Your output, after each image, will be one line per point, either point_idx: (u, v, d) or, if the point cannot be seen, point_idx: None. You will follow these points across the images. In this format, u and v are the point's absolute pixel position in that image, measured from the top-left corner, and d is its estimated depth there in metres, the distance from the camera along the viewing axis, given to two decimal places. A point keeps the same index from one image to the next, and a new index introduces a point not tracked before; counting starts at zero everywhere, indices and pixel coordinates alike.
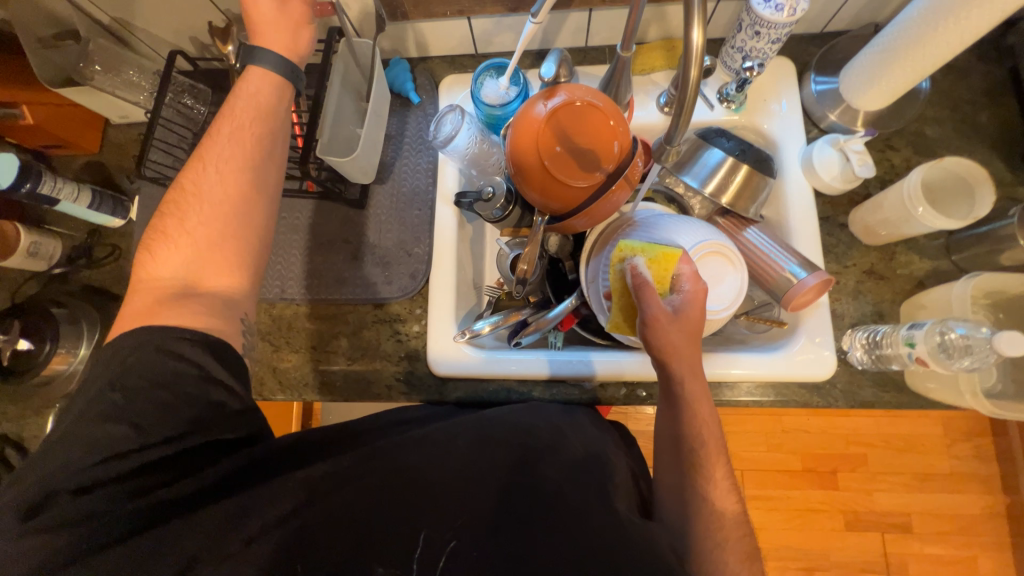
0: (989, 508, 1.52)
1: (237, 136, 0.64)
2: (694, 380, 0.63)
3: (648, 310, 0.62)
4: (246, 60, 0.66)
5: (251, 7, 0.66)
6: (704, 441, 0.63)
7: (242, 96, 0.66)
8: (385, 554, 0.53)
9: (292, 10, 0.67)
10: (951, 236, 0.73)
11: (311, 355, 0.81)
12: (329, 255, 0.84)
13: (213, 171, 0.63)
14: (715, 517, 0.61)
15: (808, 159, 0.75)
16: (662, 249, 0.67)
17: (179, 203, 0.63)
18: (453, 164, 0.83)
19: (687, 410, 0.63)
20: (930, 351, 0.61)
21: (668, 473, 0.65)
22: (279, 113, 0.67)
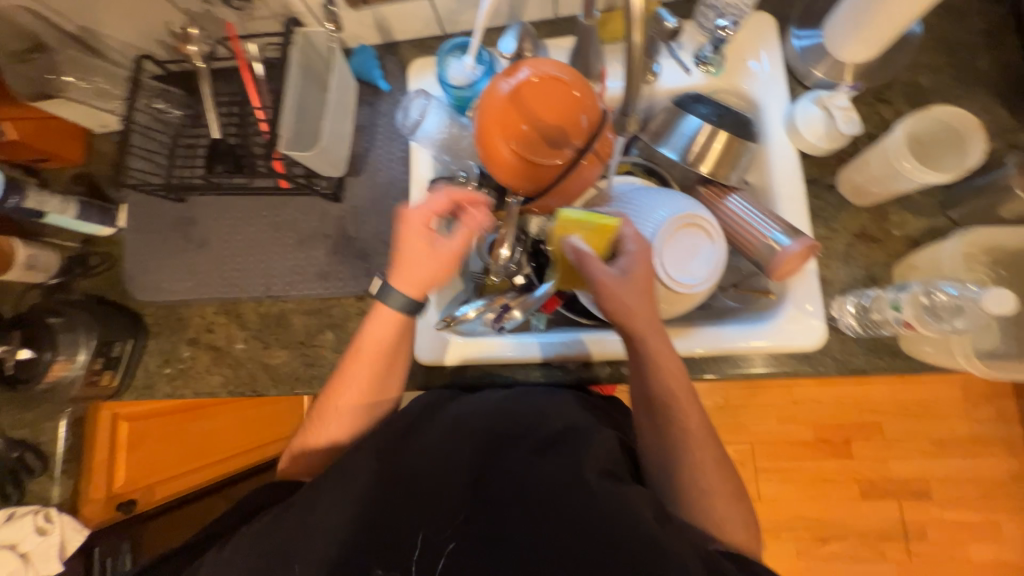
0: (1013, 472, 1.48)
1: (370, 369, 0.71)
2: (655, 338, 0.63)
3: (596, 279, 0.61)
4: (380, 300, 0.71)
5: (409, 266, 0.70)
6: (675, 394, 0.63)
7: (365, 338, 0.71)
8: (390, 559, 0.54)
9: (442, 250, 0.70)
10: (947, 191, 0.69)
11: (299, 350, 0.83)
12: (311, 251, 0.84)
13: (355, 398, 0.71)
14: (696, 465, 0.64)
15: (791, 120, 0.71)
16: (602, 221, 0.64)
17: (320, 416, 0.72)
18: (426, 152, 0.82)
19: (653, 367, 0.63)
20: (917, 314, 0.58)
21: (646, 433, 0.66)
22: (397, 356, 0.73)
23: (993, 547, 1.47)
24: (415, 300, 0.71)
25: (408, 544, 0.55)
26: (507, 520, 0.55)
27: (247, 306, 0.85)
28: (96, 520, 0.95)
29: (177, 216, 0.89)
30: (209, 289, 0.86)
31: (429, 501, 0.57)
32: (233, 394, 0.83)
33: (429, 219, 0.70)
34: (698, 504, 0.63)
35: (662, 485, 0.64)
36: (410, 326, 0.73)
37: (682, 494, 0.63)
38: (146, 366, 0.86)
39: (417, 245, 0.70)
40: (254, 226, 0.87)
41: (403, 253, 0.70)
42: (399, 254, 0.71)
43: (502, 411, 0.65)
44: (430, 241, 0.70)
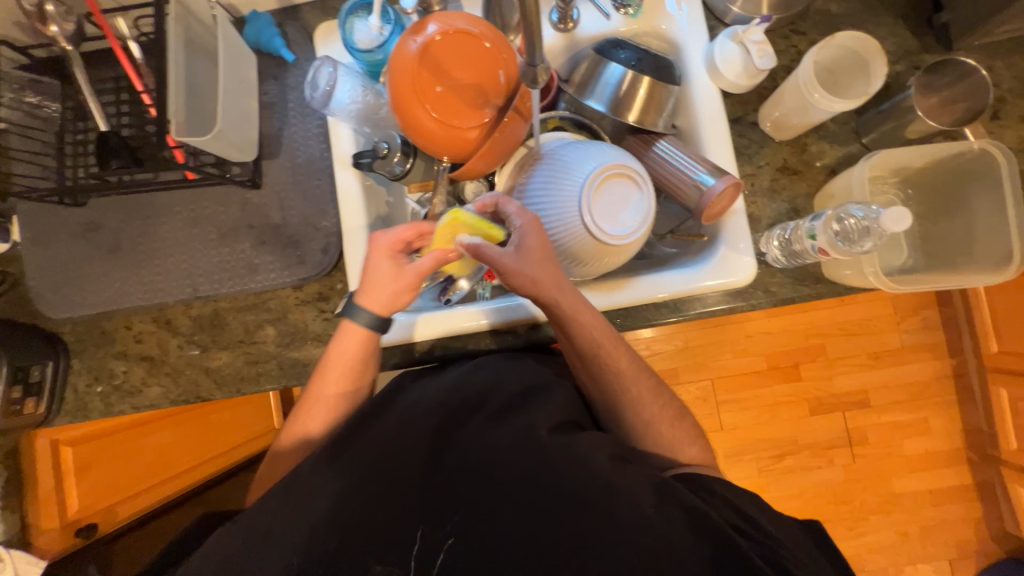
0: (937, 373, 1.64)
1: (339, 385, 0.67)
2: (570, 298, 0.63)
3: (499, 262, 0.61)
4: (344, 316, 0.66)
5: (373, 291, 0.65)
6: (601, 343, 0.64)
7: (333, 352, 0.67)
8: (387, 553, 0.54)
9: (408, 273, 0.65)
10: (859, 118, 0.72)
11: (240, 349, 0.79)
12: (236, 244, 0.79)
13: (326, 414, 0.67)
14: (638, 401, 0.66)
15: (711, 58, 0.71)
16: (495, 232, 0.66)
17: (295, 424, 0.68)
18: (345, 125, 0.76)
19: (574, 326, 0.63)
20: (830, 240, 0.60)
21: (592, 384, 0.69)
22: (371, 366, 0.69)
23: (923, 440, 1.65)
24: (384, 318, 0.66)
25: (407, 541, 0.55)
26: (464, 490, 0.56)
27: (176, 310, 0.80)
28: (55, 548, 0.91)
29: (78, 222, 0.81)
30: (129, 297, 0.79)
31: (393, 485, 0.56)
32: (176, 403, 0.79)
33: (397, 245, 0.66)
34: (648, 438, 0.65)
35: (612, 421, 0.69)
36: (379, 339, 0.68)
37: (633, 430, 0.66)
38: (75, 388, 0.80)
39: (383, 276, 0.65)
40: (168, 224, 0.80)
41: (368, 273, 0.66)
42: (365, 274, 0.66)
43: (460, 385, 0.64)
44: (395, 265, 0.66)
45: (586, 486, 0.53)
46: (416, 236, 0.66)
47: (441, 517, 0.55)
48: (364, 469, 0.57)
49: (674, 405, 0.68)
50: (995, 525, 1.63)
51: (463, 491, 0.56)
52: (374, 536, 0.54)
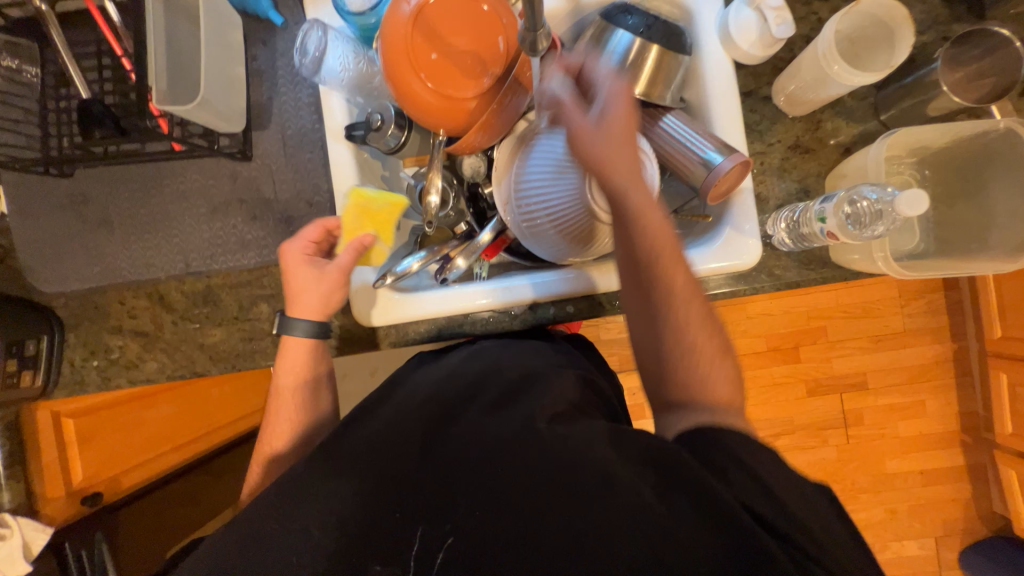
0: (938, 356, 1.63)
1: (295, 398, 0.70)
2: (637, 189, 0.59)
3: (570, 124, 0.61)
4: (282, 332, 0.70)
5: (301, 293, 0.70)
6: (659, 250, 0.58)
7: (280, 372, 0.71)
8: (387, 553, 0.52)
9: (332, 272, 0.69)
10: (879, 93, 0.68)
11: (235, 326, 0.78)
12: (227, 219, 0.77)
13: (291, 428, 0.69)
14: (682, 328, 0.59)
15: (725, 26, 0.66)
16: (395, 199, 0.72)
17: (266, 437, 0.70)
18: (337, 95, 0.72)
19: (634, 221, 0.59)
20: (840, 224, 0.58)
21: (639, 311, 0.61)
22: (316, 371, 0.72)
23: (919, 423, 1.66)
24: (322, 322, 0.70)
25: (406, 540, 0.52)
26: (461, 483, 0.53)
27: (169, 286, 0.79)
28: (61, 517, 0.93)
29: (65, 194, 0.79)
30: (122, 272, 0.78)
31: (387, 476, 0.55)
32: (173, 378, 0.79)
33: (308, 249, 0.71)
34: (686, 374, 0.58)
35: (646, 347, 0.61)
36: (323, 344, 0.72)
37: (667, 364, 0.59)
38: (71, 361, 0.80)
39: (308, 278, 0.70)
40: (157, 197, 0.78)
41: (294, 286, 0.70)
42: (291, 287, 0.70)
43: (455, 376, 0.64)
44: (316, 268, 0.70)
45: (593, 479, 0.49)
46: (324, 237, 0.72)
47: (440, 513, 0.52)
48: (362, 453, 0.56)
49: (723, 345, 0.60)
50: (983, 504, 1.66)
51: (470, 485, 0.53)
52: (376, 531, 0.52)
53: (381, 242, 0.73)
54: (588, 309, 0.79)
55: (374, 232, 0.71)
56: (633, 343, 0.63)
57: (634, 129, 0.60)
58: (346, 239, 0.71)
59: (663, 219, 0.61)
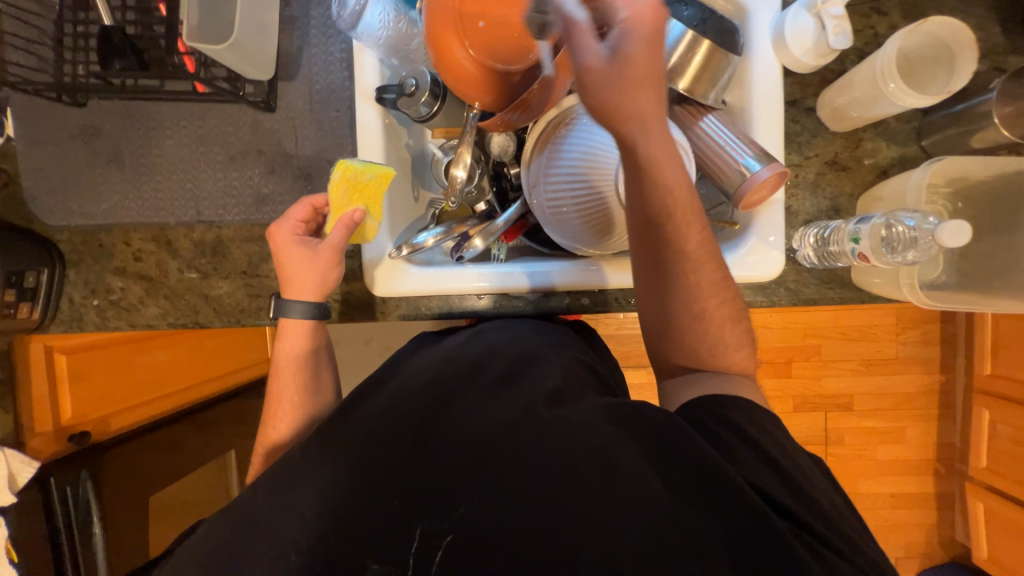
0: (925, 387, 1.66)
1: (295, 381, 0.68)
2: (654, 140, 0.55)
3: (580, 59, 0.52)
4: (279, 315, 0.68)
5: (292, 273, 0.67)
6: (672, 212, 0.58)
7: (280, 353, 0.69)
8: (382, 549, 0.48)
9: (324, 251, 0.66)
10: (924, 118, 0.67)
11: (242, 281, 0.76)
12: (244, 169, 0.75)
13: (290, 412, 0.67)
14: (692, 289, 0.60)
15: (780, 29, 0.64)
16: (384, 169, 0.66)
17: (270, 419, 0.67)
18: (371, 52, 0.69)
19: (649, 177, 0.57)
20: (873, 246, 0.57)
21: (646, 270, 0.61)
22: (317, 352, 0.70)
23: (898, 448, 1.69)
24: (320, 303, 0.68)
25: (402, 534, 0.48)
26: (463, 472, 0.51)
27: (177, 232, 0.76)
28: (48, 452, 0.93)
29: (75, 124, 0.75)
30: (130, 212, 0.76)
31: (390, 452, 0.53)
32: (174, 326, 0.77)
33: (297, 230, 0.68)
34: (693, 334, 0.61)
35: (654, 307, 0.62)
36: (324, 324, 0.71)
37: (673, 323, 0.61)
38: (70, 298, 0.77)
39: (298, 258, 0.67)
40: (172, 138, 0.75)
41: (286, 266, 0.67)
42: (285, 271, 0.67)
43: (457, 356, 0.65)
44: (308, 248, 0.67)
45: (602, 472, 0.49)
46: (312, 216, 0.69)
47: (435, 503, 0.49)
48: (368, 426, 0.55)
49: (735, 303, 0.61)
50: (946, 531, 1.72)
51: (478, 477, 0.50)
52: (376, 513, 0.49)
53: (371, 218, 0.68)
54: (604, 301, 0.78)
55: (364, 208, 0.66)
56: (640, 302, 0.64)
57: (655, 62, 0.53)
58: (333, 217, 0.66)
59: (681, 175, 0.58)
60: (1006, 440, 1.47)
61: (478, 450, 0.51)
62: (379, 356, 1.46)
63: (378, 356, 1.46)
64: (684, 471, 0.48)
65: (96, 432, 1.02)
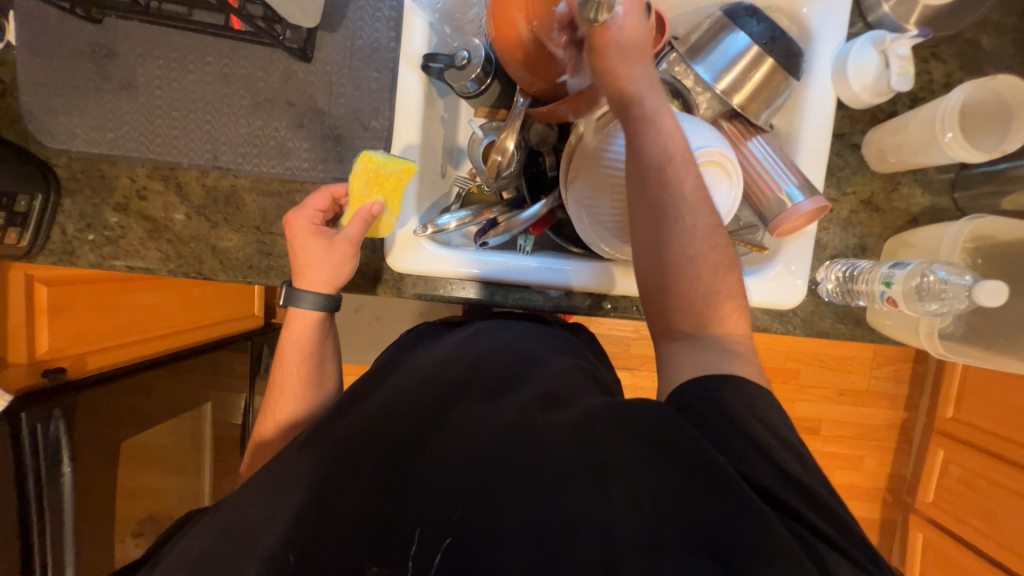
0: (888, 421, 1.74)
1: (298, 371, 0.66)
2: (654, 92, 0.55)
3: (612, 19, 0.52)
4: (288, 304, 0.66)
5: (304, 263, 0.65)
6: (670, 158, 0.55)
7: (288, 339, 0.67)
8: (388, 542, 0.47)
9: (339, 243, 0.64)
10: (961, 171, 0.68)
11: (253, 236, 0.73)
12: (269, 118, 0.71)
13: (291, 402, 0.66)
14: (697, 254, 0.55)
15: (843, 60, 0.64)
16: (407, 163, 0.63)
17: (275, 406, 0.66)
18: (421, 16, 0.66)
19: (650, 127, 0.55)
20: (905, 292, 0.59)
21: (644, 228, 0.56)
22: (321, 341, 0.68)
23: (853, 474, 1.78)
24: (332, 297, 0.66)
25: (408, 525, 0.47)
26: (473, 472, 0.49)
27: (189, 175, 0.72)
28: (21, 383, 0.88)
29: (89, 41, 0.69)
30: (140, 146, 0.71)
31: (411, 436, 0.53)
32: (175, 274, 0.73)
33: (314, 219, 0.65)
34: (692, 285, 0.55)
35: (653, 260, 0.56)
36: (333, 314, 0.68)
37: (671, 276, 0.55)
38: (62, 228, 0.72)
39: (313, 247, 0.65)
40: (195, 74, 0.70)
41: (300, 255, 0.65)
42: (298, 260, 0.65)
43: (456, 358, 0.64)
44: (324, 238, 0.65)
45: (598, 478, 0.47)
46: (331, 206, 0.67)
47: (442, 504, 0.48)
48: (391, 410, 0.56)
49: (730, 252, 0.57)
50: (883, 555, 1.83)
51: (491, 476, 0.48)
52: (389, 508, 0.49)
53: (389, 212, 0.65)
54: (625, 306, 0.78)
55: (383, 201, 0.62)
56: (636, 260, 0.58)
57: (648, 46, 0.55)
58: (351, 208, 0.64)
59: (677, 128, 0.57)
60: (954, 479, 1.56)
61: (493, 452, 0.50)
62: (368, 326, 1.44)
63: (368, 326, 1.44)
64: (672, 470, 0.45)
65: (71, 370, 0.97)
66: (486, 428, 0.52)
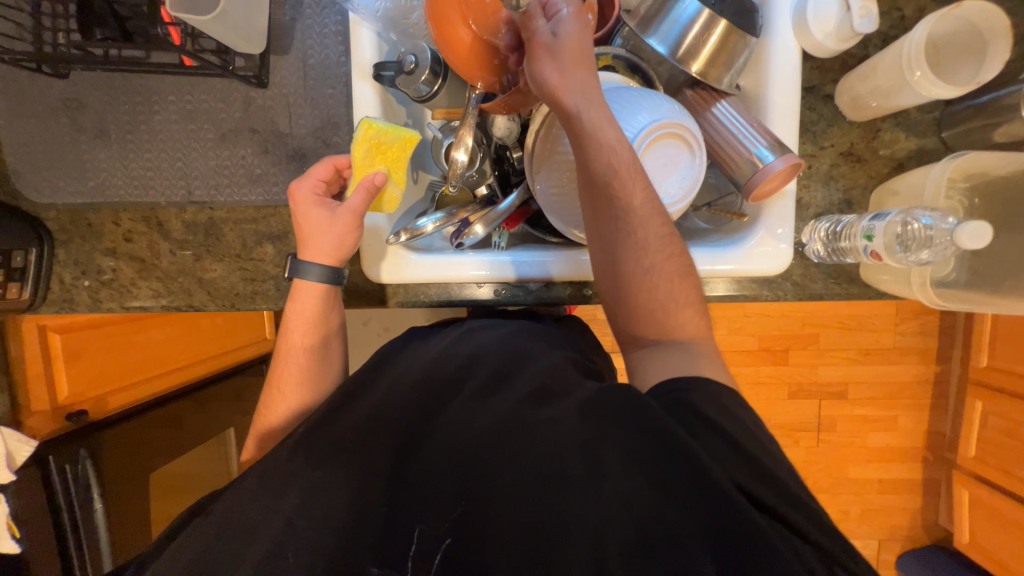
0: (920, 376, 1.67)
1: (302, 344, 0.67)
2: (595, 107, 0.52)
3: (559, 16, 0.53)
4: (294, 275, 0.66)
5: (309, 231, 0.66)
6: (617, 173, 0.53)
7: (290, 314, 0.67)
8: (385, 552, 0.48)
9: (343, 214, 0.64)
10: (946, 108, 0.64)
11: (236, 264, 0.75)
12: (235, 148, 0.72)
13: (297, 374, 0.66)
14: (653, 267, 0.54)
15: (803, 9, 0.61)
16: (407, 132, 0.65)
17: (277, 381, 0.67)
18: (367, 27, 0.66)
19: (592, 145, 0.52)
20: (886, 243, 0.56)
21: (599, 243, 0.56)
22: (327, 319, 0.69)
23: (888, 436, 1.71)
24: (336, 268, 0.66)
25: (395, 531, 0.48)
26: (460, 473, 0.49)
27: (168, 213, 0.74)
28: (47, 429, 0.93)
29: (57, 95, 0.72)
30: (118, 190, 0.73)
31: (396, 442, 0.54)
32: (168, 309, 0.76)
33: (317, 189, 0.66)
34: (652, 298, 0.54)
35: (609, 274, 0.56)
36: (336, 289, 0.68)
37: (631, 290, 0.55)
38: (59, 278, 0.76)
39: (319, 218, 0.65)
40: (160, 114, 0.72)
41: (303, 227, 0.66)
42: (303, 230, 0.66)
43: (445, 359, 0.62)
44: (327, 209, 0.65)
45: (593, 469, 0.46)
46: (334, 178, 0.67)
47: (433, 506, 0.49)
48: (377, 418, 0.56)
49: (688, 257, 0.56)
50: (929, 516, 1.77)
51: (473, 473, 0.49)
52: (384, 515, 0.50)
53: (393, 184, 0.67)
54: None
55: (386, 170, 0.65)
56: (595, 271, 0.58)
57: (590, 56, 0.53)
58: (355, 178, 0.65)
59: (623, 138, 0.54)
60: (997, 431, 1.48)
61: (477, 447, 0.50)
62: (376, 337, 1.46)
63: (375, 337, 1.46)
64: (663, 461, 0.45)
65: (94, 411, 1.02)
66: (468, 430, 0.52)
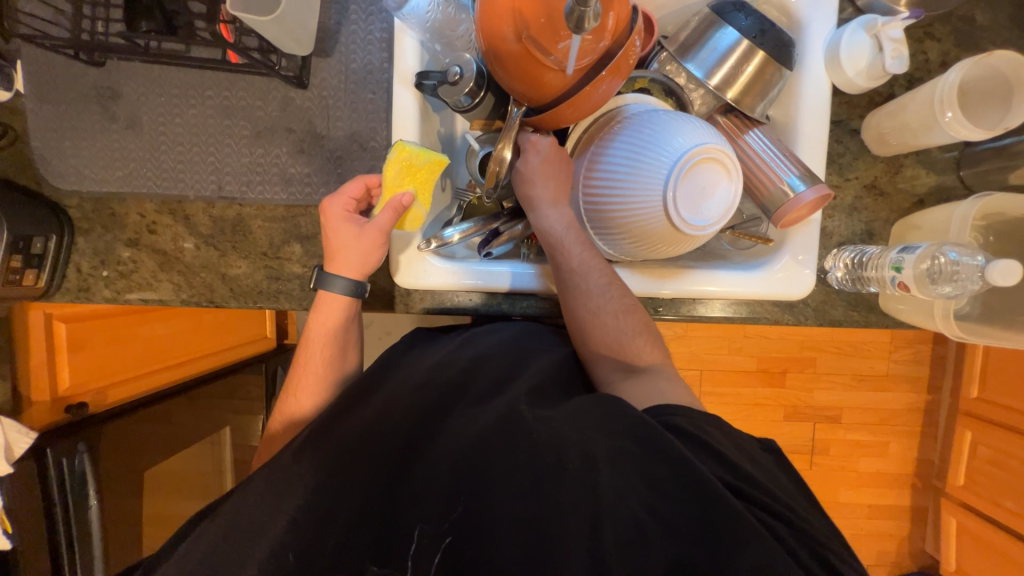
0: (912, 404, 1.70)
1: (321, 356, 0.66)
2: (552, 211, 0.65)
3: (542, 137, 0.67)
4: (318, 288, 0.66)
5: (336, 247, 0.65)
6: (572, 265, 0.63)
7: (312, 325, 0.66)
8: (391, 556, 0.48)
9: (370, 231, 0.64)
10: (966, 148, 0.67)
11: (262, 261, 0.74)
12: (270, 146, 0.72)
13: (313, 385, 0.65)
14: (614, 345, 0.62)
15: (836, 46, 0.63)
16: (438, 155, 0.65)
17: (296, 388, 0.66)
18: (412, 36, 0.67)
19: (552, 242, 0.64)
20: (916, 276, 0.58)
21: (573, 323, 0.65)
22: (346, 329, 0.68)
23: (879, 462, 1.74)
24: (359, 283, 0.66)
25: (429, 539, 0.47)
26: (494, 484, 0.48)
27: (195, 207, 0.74)
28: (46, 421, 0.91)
29: (91, 83, 0.71)
30: (146, 181, 0.72)
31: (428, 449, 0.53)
32: (187, 304, 0.75)
33: (348, 206, 0.66)
34: (624, 369, 0.62)
35: (569, 326, 0.66)
36: (357, 303, 0.68)
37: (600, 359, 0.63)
38: (77, 267, 0.74)
39: (346, 236, 0.64)
40: (196, 108, 0.72)
41: (331, 242, 0.65)
42: (328, 246, 0.66)
43: (448, 362, 0.63)
44: (355, 226, 0.65)
45: (589, 469, 0.46)
46: (365, 196, 0.67)
47: (445, 507, 0.48)
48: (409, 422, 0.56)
49: (647, 336, 0.63)
50: (915, 542, 1.79)
51: (484, 476, 0.48)
52: (391, 515, 0.49)
53: (419, 204, 0.67)
54: None
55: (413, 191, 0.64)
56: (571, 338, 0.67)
57: (558, 167, 0.66)
58: (384, 198, 0.64)
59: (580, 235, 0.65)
60: (984, 460, 1.51)
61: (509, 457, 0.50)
62: (381, 340, 1.45)
63: (379, 341, 1.45)
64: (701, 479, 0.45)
65: (93, 405, 0.99)
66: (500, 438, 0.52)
